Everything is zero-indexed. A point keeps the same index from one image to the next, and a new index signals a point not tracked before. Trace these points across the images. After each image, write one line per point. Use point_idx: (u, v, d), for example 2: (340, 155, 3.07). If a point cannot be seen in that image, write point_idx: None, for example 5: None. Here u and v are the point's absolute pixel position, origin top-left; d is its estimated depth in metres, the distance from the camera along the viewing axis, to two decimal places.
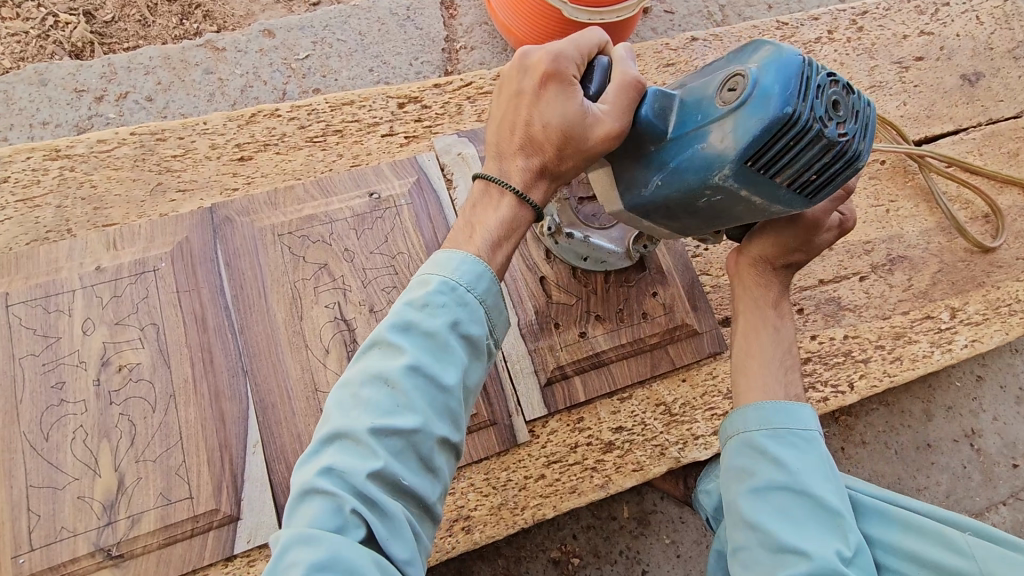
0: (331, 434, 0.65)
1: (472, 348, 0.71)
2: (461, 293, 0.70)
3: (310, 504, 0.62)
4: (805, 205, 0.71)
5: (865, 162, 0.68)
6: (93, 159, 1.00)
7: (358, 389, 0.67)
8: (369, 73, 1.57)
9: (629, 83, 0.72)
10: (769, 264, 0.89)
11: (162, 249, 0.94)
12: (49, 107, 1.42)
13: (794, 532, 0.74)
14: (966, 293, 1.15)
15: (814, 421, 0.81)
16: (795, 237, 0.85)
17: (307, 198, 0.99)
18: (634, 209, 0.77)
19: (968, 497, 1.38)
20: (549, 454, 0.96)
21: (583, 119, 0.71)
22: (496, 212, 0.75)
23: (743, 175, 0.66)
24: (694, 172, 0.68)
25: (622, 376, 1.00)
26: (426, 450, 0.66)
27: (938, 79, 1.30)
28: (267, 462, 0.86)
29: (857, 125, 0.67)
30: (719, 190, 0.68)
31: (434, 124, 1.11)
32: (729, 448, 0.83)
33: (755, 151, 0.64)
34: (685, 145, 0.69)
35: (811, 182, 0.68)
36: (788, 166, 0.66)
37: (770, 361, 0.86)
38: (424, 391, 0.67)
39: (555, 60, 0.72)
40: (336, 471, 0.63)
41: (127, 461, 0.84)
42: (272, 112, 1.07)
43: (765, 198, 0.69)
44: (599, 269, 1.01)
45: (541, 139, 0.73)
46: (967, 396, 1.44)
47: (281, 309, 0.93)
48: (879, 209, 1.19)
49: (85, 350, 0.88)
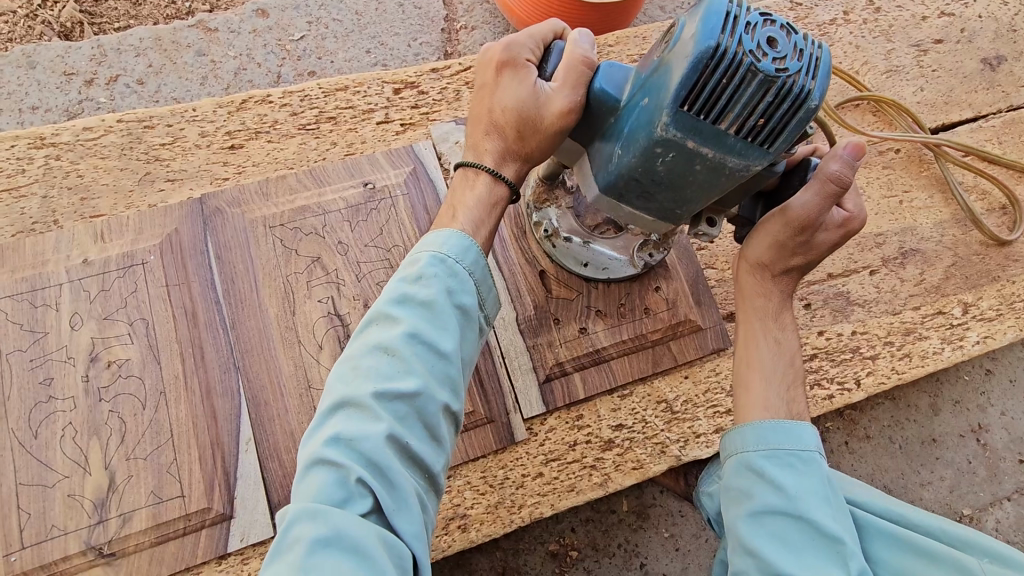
0: (333, 405, 0.64)
1: (467, 316, 0.70)
2: (451, 263, 0.70)
3: (315, 475, 0.60)
4: (762, 155, 0.63)
5: (819, 99, 0.59)
6: (80, 147, 0.97)
7: (358, 361, 0.66)
8: (366, 55, 1.52)
9: (579, 60, 0.71)
10: (769, 271, 0.86)
11: (150, 241, 0.92)
12: (38, 91, 1.38)
13: (793, 558, 0.72)
14: (980, 288, 1.11)
15: (815, 441, 0.79)
16: (789, 240, 0.80)
17: (300, 189, 0.96)
18: (607, 190, 0.72)
19: (972, 492, 1.36)
20: (547, 451, 0.94)
21: (536, 100, 0.72)
22: (473, 190, 0.75)
23: (682, 121, 0.60)
24: (642, 128, 0.63)
25: (624, 373, 0.97)
26: (429, 419, 0.65)
27: (958, 64, 1.25)
28: (260, 461, 0.85)
29: (804, 61, 0.60)
30: (667, 144, 0.62)
31: (431, 111, 1.07)
32: (727, 469, 0.81)
33: (688, 91, 0.59)
34: (631, 107, 0.65)
35: (761, 127, 0.61)
36: (728, 106, 0.59)
37: (770, 374, 0.84)
38: (425, 359, 0.65)
39: (507, 47, 0.74)
40: (341, 441, 0.61)
41: (118, 459, 0.83)
42: (264, 98, 1.03)
43: (716, 148, 0.62)
44: (601, 277, 0.97)
45: (502, 123, 0.74)
46: (975, 390, 1.41)
47: (273, 305, 0.91)
48: (892, 200, 1.15)
49: (73, 345, 0.86)
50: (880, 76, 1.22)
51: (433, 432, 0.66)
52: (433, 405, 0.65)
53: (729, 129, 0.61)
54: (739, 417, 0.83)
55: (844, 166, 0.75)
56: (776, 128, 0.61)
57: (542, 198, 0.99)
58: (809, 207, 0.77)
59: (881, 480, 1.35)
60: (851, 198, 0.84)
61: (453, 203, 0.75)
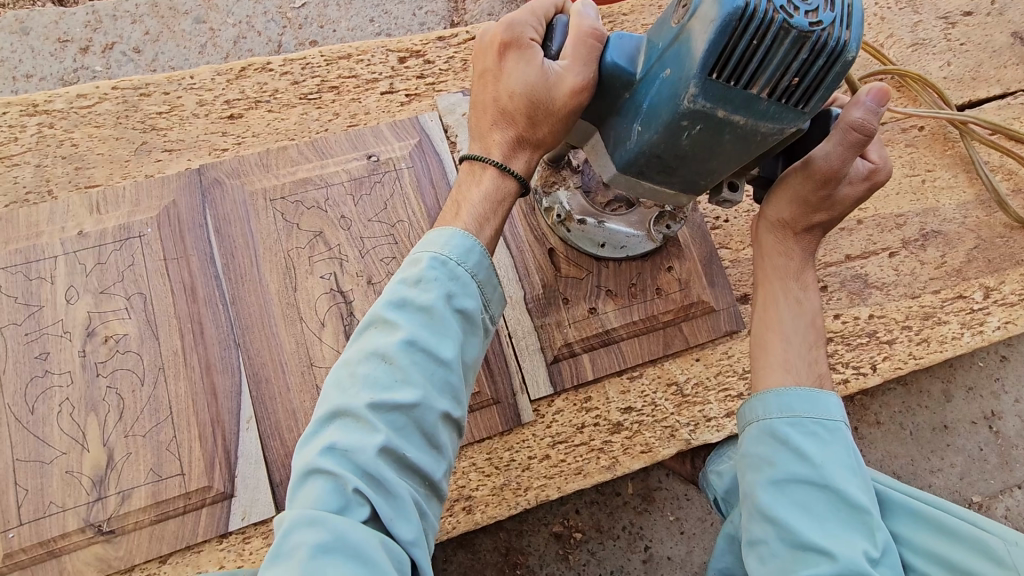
0: (329, 413, 0.63)
1: (468, 320, 0.69)
2: (453, 267, 0.68)
3: (311, 484, 0.60)
4: (797, 116, 0.60)
5: (855, 50, 0.56)
6: (74, 115, 0.94)
7: (354, 367, 0.64)
8: (369, 24, 1.47)
9: (587, 33, 0.68)
10: (791, 228, 0.83)
11: (148, 214, 0.89)
12: (31, 59, 1.34)
13: (815, 527, 0.71)
14: (1003, 272, 1.08)
15: (841, 412, 0.77)
16: (812, 194, 0.78)
17: (301, 160, 0.93)
18: (625, 168, 0.69)
19: (983, 480, 1.34)
20: (554, 434, 0.92)
21: (545, 80, 0.68)
22: (481, 186, 0.73)
23: (711, 90, 0.57)
24: (665, 104, 0.60)
25: (633, 355, 0.95)
26: (428, 427, 0.64)
27: (987, 37, 1.19)
28: (261, 439, 0.83)
29: (837, 11, 0.56)
30: (694, 117, 0.59)
31: (437, 81, 1.03)
32: (746, 436, 0.80)
33: (716, 58, 0.55)
34: (651, 80, 0.62)
35: (795, 87, 0.58)
36: (759, 69, 0.56)
37: (791, 335, 0.82)
38: (424, 366, 0.64)
39: (509, 26, 0.70)
40: (338, 450, 0.60)
41: (116, 435, 0.81)
42: (264, 66, 1.00)
43: (748, 115, 0.59)
44: (621, 255, 0.95)
45: (511, 109, 0.71)
46: (989, 376, 1.39)
47: (274, 280, 0.88)
48: (914, 179, 1.11)
49: (69, 319, 0.84)
50: (906, 50, 1.17)
51: (432, 440, 0.65)
52: (432, 413, 0.64)
53: (761, 93, 0.57)
54: (755, 382, 0.81)
55: (868, 113, 0.71)
56: (810, 87, 0.58)
57: (549, 182, 0.95)
58: (831, 158, 0.73)
59: (890, 466, 1.34)
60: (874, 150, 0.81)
61: (459, 199, 0.74)
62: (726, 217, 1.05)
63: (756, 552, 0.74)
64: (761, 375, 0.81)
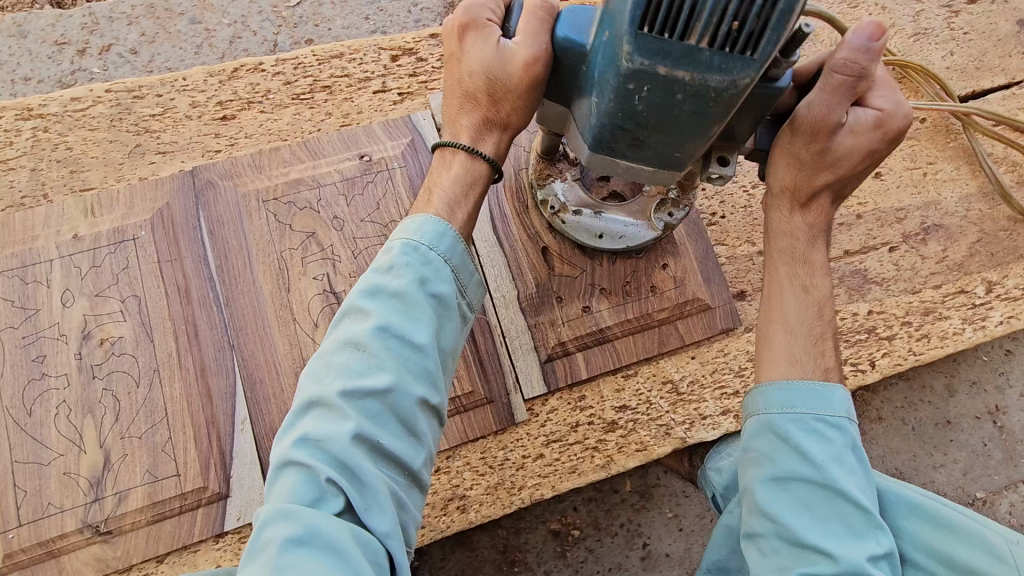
0: (305, 404, 0.64)
1: (443, 305, 0.69)
2: (425, 253, 0.69)
3: (287, 476, 0.61)
4: (751, 65, 0.55)
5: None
6: (68, 119, 0.94)
7: (329, 358, 0.66)
8: (365, 21, 1.46)
9: (538, 6, 0.68)
10: (796, 201, 0.80)
11: (142, 216, 0.89)
12: (30, 62, 1.35)
13: (815, 526, 0.72)
14: (1006, 266, 1.06)
15: (846, 405, 0.76)
16: (805, 150, 0.75)
17: (293, 161, 0.93)
18: (596, 146, 0.66)
19: (986, 475, 1.33)
20: (549, 433, 0.92)
21: (500, 58, 0.69)
22: (450, 171, 0.74)
23: (646, 46, 0.55)
24: (609, 69, 0.58)
25: (628, 353, 0.94)
26: (403, 414, 0.64)
27: (991, 25, 1.17)
28: (255, 440, 0.83)
29: None
30: (637, 76, 0.56)
31: (430, 79, 1.03)
32: (747, 429, 0.79)
33: (643, 11, 0.53)
34: (598, 47, 0.61)
35: (737, 32, 0.53)
36: (693, 17, 0.53)
37: (794, 323, 0.80)
38: (397, 353, 0.65)
39: (467, 9, 0.72)
40: (312, 441, 0.61)
41: (112, 437, 0.82)
42: (256, 66, 1.00)
43: (692, 68, 0.55)
44: (620, 246, 0.93)
45: (473, 90, 0.73)
46: (994, 371, 1.37)
47: (267, 282, 0.88)
48: (915, 172, 1.09)
49: (66, 322, 0.85)
50: (907, 40, 1.15)
51: (410, 427, 0.65)
52: (407, 399, 0.64)
53: (700, 42, 0.54)
54: (760, 374, 0.80)
55: (851, 50, 0.69)
56: (754, 29, 0.53)
57: (544, 174, 0.95)
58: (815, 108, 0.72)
59: (892, 462, 1.33)
60: (880, 97, 0.77)
61: (431, 186, 0.75)
62: (723, 213, 1.04)
63: (755, 546, 0.75)
64: (766, 367, 0.79)
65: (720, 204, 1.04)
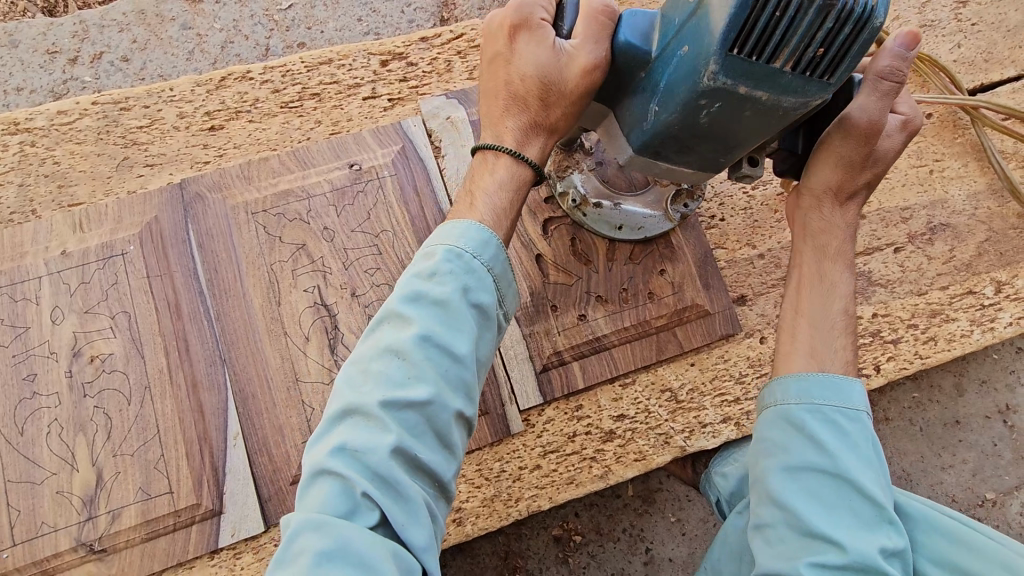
0: (341, 411, 0.64)
1: (483, 316, 0.69)
2: (468, 260, 0.68)
3: (321, 485, 0.60)
4: (821, 89, 0.60)
5: (883, 16, 0.57)
6: (55, 132, 0.94)
7: (367, 365, 0.65)
8: (357, 23, 1.44)
9: (598, 10, 0.70)
10: (837, 198, 0.80)
11: (130, 230, 0.88)
12: (22, 72, 1.35)
13: (826, 515, 0.70)
14: (1015, 265, 1.03)
15: (863, 401, 0.75)
16: (856, 154, 0.75)
17: (283, 171, 0.92)
18: (642, 150, 0.69)
19: (996, 476, 1.30)
20: (545, 444, 0.90)
21: (557, 61, 0.70)
22: (493, 176, 0.74)
23: (732, 66, 0.57)
24: (684, 82, 0.60)
25: (625, 361, 0.92)
26: (440, 427, 0.64)
27: (1001, 16, 1.13)
28: (248, 455, 0.83)
29: None
30: (715, 94, 0.59)
31: (421, 84, 1.01)
32: (762, 419, 0.78)
33: (737, 32, 0.56)
34: (668, 58, 0.62)
35: (820, 57, 0.58)
36: (783, 41, 0.56)
37: (817, 313, 0.79)
38: (437, 363, 0.64)
39: (517, 9, 0.72)
40: (348, 451, 0.61)
41: (105, 455, 0.81)
42: (244, 75, 0.98)
43: (771, 90, 0.59)
44: (638, 237, 0.93)
45: (523, 93, 0.72)
46: (1004, 369, 1.34)
47: (258, 296, 0.87)
48: (921, 169, 1.06)
49: (56, 340, 0.84)
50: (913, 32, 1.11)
51: (445, 441, 0.65)
52: (445, 412, 0.64)
53: (784, 66, 0.58)
54: (782, 362, 0.79)
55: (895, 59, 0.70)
56: (835, 57, 0.58)
57: (562, 166, 0.93)
58: (868, 111, 0.71)
59: (899, 463, 1.30)
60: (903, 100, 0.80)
61: (472, 188, 0.74)
62: (722, 216, 1.01)
63: (763, 535, 0.73)
64: (783, 361, 0.79)
65: (719, 206, 1.02)
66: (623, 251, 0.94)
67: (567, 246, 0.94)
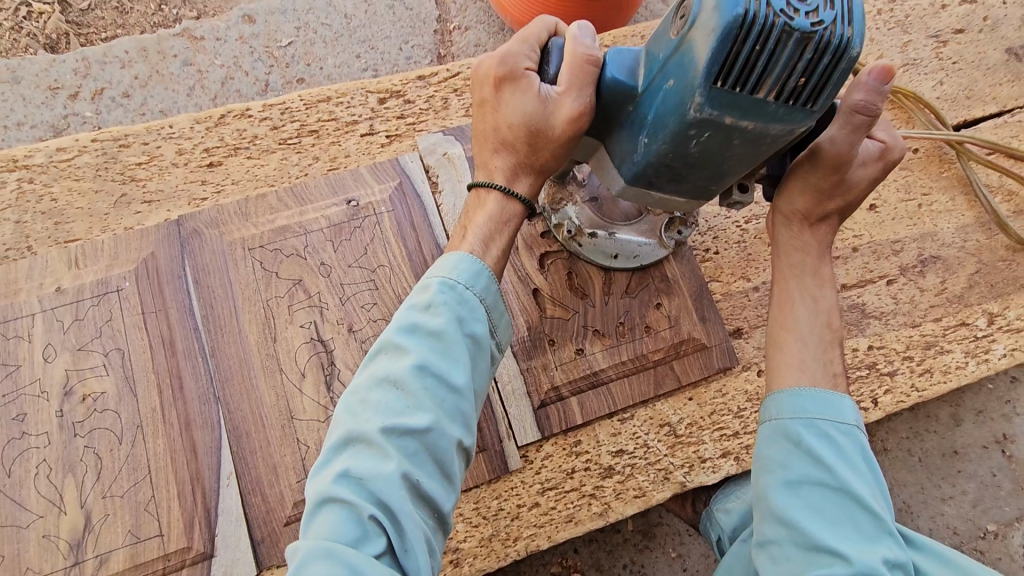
0: (343, 439, 0.65)
1: (478, 345, 0.71)
2: (461, 291, 0.71)
3: (326, 513, 0.61)
4: (805, 117, 0.61)
5: (859, 47, 0.58)
6: (54, 169, 0.94)
7: (367, 394, 0.67)
8: (356, 60, 1.47)
9: (583, 59, 0.70)
10: (807, 220, 0.82)
11: (126, 267, 0.88)
12: (23, 107, 1.37)
13: (827, 528, 0.71)
14: (1006, 296, 1.05)
15: (854, 415, 0.76)
16: (824, 181, 0.77)
17: (280, 207, 0.92)
18: (634, 181, 0.70)
19: (997, 507, 1.29)
20: (544, 480, 0.89)
21: (544, 108, 0.72)
22: (485, 209, 0.77)
23: (717, 98, 0.58)
24: (671, 115, 0.61)
25: (623, 396, 0.92)
26: (440, 454, 0.66)
27: (980, 55, 1.17)
28: (241, 495, 0.81)
29: (837, 9, 0.58)
30: (702, 125, 0.60)
31: (418, 121, 1.02)
32: (758, 436, 0.78)
33: (720, 66, 0.57)
34: (654, 91, 0.63)
35: (802, 87, 0.59)
36: (765, 72, 0.57)
37: (807, 332, 0.81)
38: (435, 391, 0.67)
39: (503, 60, 0.74)
40: (352, 477, 0.62)
41: (94, 497, 0.80)
42: (243, 112, 0.99)
43: (756, 119, 0.60)
44: (633, 265, 0.94)
45: (511, 138, 0.75)
46: (1000, 399, 1.34)
47: (253, 332, 0.87)
48: (910, 203, 1.08)
49: (47, 378, 0.83)
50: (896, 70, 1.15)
51: (444, 468, 0.67)
52: (444, 439, 0.66)
53: (767, 97, 0.59)
54: (772, 381, 0.80)
55: (871, 94, 0.69)
56: (817, 85, 0.59)
57: (556, 199, 0.94)
58: (837, 143, 0.73)
59: (899, 494, 1.29)
60: (881, 129, 0.81)
61: (466, 223, 0.77)
62: (716, 249, 1.02)
63: (767, 552, 0.73)
64: (774, 375, 0.80)
65: (714, 239, 1.03)
66: (619, 284, 0.95)
67: (563, 281, 0.94)
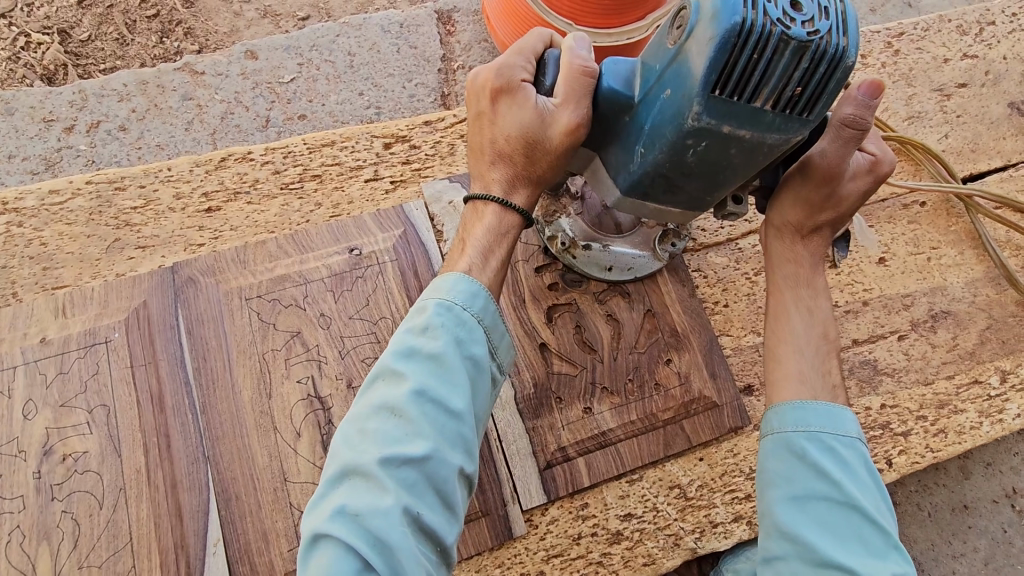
0: (338, 473, 0.61)
1: (478, 367, 0.67)
2: (459, 312, 0.67)
3: (321, 551, 0.58)
4: (803, 127, 0.59)
5: (855, 56, 0.56)
6: (44, 213, 0.91)
7: (361, 424, 0.63)
8: (358, 97, 1.46)
9: (579, 71, 0.68)
10: (798, 232, 0.79)
11: (115, 317, 0.84)
12: (16, 139, 1.34)
13: (835, 543, 0.67)
14: (1018, 354, 1.03)
15: (857, 427, 0.73)
16: (814, 193, 0.75)
17: (280, 255, 0.89)
18: (629, 191, 0.69)
19: (1010, 565, 1.25)
20: (549, 546, 0.85)
21: (542, 120, 0.69)
22: (483, 223, 0.72)
23: (715, 107, 0.56)
24: (668, 124, 0.59)
25: (632, 457, 0.88)
26: (439, 484, 0.62)
27: (984, 108, 1.17)
28: (229, 565, 0.76)
29: (832, 19, 0.56)
30: (700, 134, 0.58)
31: (423, 167, 1.00)
32: (761, 450, 0.75)
33: (717, 75, 0.55)
34: (651, 101, 0.62)
35: (798, 96, 0.57)
36: (762, 82, 0.56)
37: (804, 347, 0.78)
38: (432, 417, 0.63)
39: (499, 72, 0.71)
40: (347, 514, 0.58)
41: (69, 567, 0.75)
42: (244, 155, 0.97)
43: (754, 129, 0.58)
44: (628, 277, 0.93)
45: (508, 150, 0.72)
46: (1008, 451, 1.32)
47: (247, 387, 0.83)
48: (919, 257, 1.06)
49: (26, 437, 0.79)
50: (902, 123, 1.15)
51: (445, 498, 0.63)
52: (445, 468, 0.62)
53: (764, 106, 0.57)
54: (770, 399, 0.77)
55: (859, 108, 0.67)
56: (814, 95, 0.57)
57: (550, 211, 0.93)
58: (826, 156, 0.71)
59: (909, 551, 1.26)
60: (871, 141, 0.78)
61: (464, 235, 0.73)
62: (726, 301, 1.00)
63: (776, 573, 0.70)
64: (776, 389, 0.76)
65: (723, 292, 1.01)
66: (627, 338, 0.92)
67: (571, 334, 0.92)
